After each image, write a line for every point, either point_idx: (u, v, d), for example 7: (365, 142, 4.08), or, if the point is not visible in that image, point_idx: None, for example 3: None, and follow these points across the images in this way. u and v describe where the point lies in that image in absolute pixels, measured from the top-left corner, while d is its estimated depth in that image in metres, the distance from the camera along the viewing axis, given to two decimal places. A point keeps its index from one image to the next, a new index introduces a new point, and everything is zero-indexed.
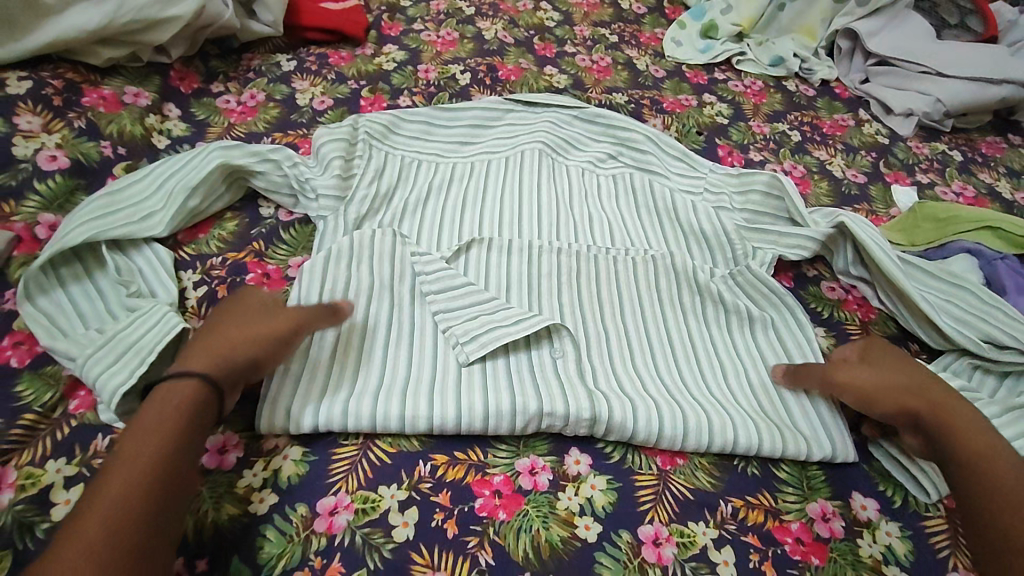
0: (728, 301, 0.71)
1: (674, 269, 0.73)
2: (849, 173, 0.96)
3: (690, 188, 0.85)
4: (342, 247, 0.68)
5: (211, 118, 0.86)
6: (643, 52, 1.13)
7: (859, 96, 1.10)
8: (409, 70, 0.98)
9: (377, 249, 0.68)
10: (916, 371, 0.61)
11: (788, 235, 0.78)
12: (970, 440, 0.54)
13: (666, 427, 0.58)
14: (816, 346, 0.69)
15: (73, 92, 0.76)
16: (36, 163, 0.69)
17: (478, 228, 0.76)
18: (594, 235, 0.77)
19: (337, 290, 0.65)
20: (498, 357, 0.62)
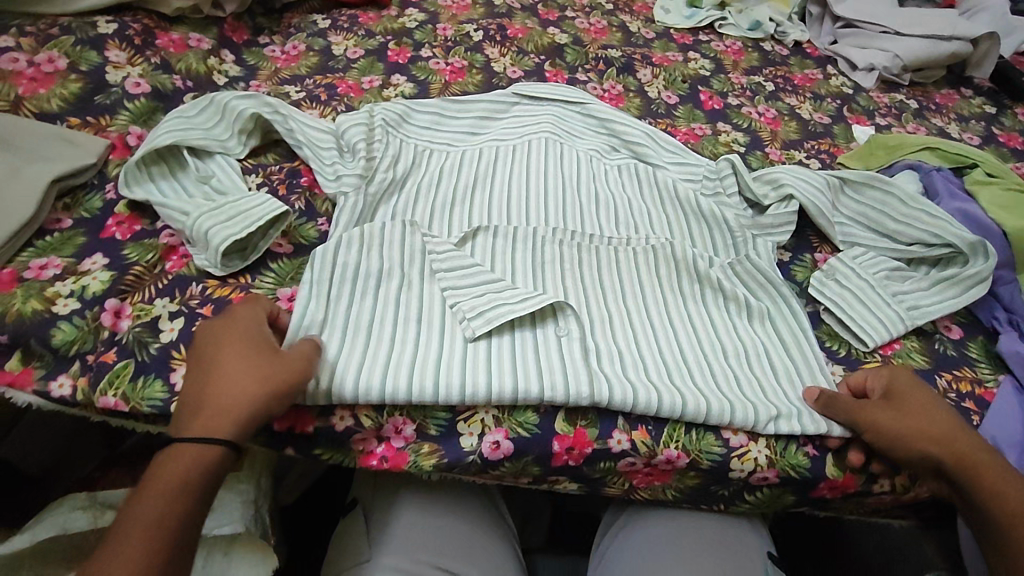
0: (728, 288, 0.75)
1: (674, 258, 0.77)
2: (816, 116, 1.09)
3: (690, 178, 0.89)
4: (356, 233, 0.71)
5: (260, 64, 0.99)
6: (635, 18, 1.27)
7: (828, 55, 1.24)
8: (429, 28, 1.12)
9: (389, 236, 0.71)
10: (936, 407, 0.62)
11: (784, 222, 0.82)
12: (991, 483, 0.59)
13: (665, 405, 0.62)
14: (811, 337, 0.72)
15: (149, 35, 0.90)
16: (124, 88, 0.82)
17: (489, 212, 0.81)
18: (597, 223, 0.82)
19: (349, 270, 0.68)
20: (504, 333, 0.66)
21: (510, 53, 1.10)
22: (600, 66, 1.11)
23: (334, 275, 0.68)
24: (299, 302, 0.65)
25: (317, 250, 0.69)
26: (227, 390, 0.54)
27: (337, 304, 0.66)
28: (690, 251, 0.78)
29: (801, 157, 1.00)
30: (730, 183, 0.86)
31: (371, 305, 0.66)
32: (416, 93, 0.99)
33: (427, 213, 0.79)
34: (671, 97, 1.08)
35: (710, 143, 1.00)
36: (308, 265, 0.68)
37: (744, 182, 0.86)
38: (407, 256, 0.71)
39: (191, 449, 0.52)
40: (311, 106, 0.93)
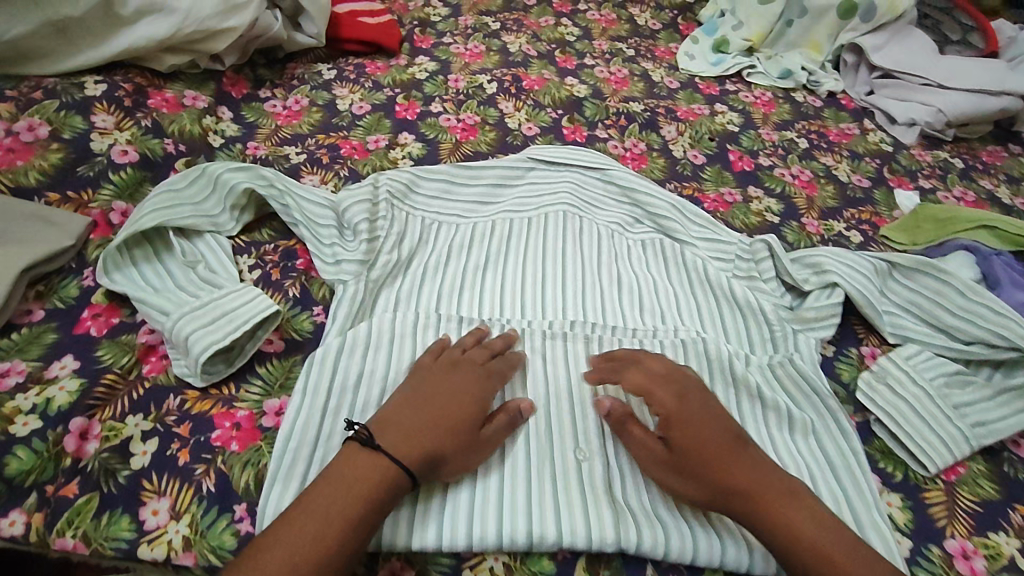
0: (769, 396, 0.67)
1: (705, 358, 0.70)
2: (854, 178, 1.01)
3: (721, 258, 0.82)
4: (360, 332, 0.66)
5: (260, 120, 0.93)
6: (658, 65, 1.20)
7: (865, 107, 1.16)
8: (440, 79, 1.06)
9: (396, 332, 0.67)
10: (716, 438, 0.56)
11: (828, 315, 0.74)
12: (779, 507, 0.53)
13: (699, 549, 0.55)
14: (863, 458, 0.64)
15: (141, 95, 0.84)
16: (110, 157, 0.76)
17: (504, 300, 0.74)
18: (619, 310, 0.75)
19: (351, 377, 0.62)
20: (518, 457, 0.59)
21: (526, 107, 1.03)
22: (621, 121, 1.04)
23: (333, 384, 0.62)
24: (290, 415, 0.59)
25: (316, 352, 0.64)
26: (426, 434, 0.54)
27: (334, 418, 0.59)
28: (724, 348, 0.72)
29: (841, 228, 0.93)
30: (767, 266, 0.79)
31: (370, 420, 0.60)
32: (425, 154, 0.93)
33: (436, 300, 0.72)
34: (698, 156, 1.01)
35: (741, 212, 0.93)
36: (303, 371, 0.62)
37: (782, 266, 0.78)
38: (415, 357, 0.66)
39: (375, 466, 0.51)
40: (311, 171, 0.86)
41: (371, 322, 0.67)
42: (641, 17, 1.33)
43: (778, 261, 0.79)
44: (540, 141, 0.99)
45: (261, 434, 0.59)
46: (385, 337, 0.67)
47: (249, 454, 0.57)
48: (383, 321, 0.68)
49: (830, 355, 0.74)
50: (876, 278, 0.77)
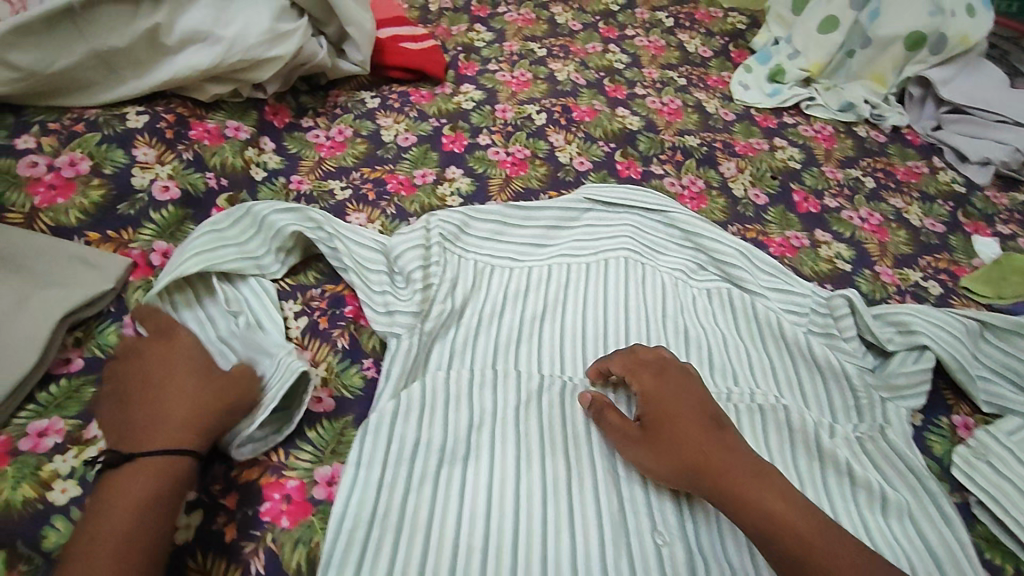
0: (859, 472, 0.62)
1: (786, 428, 0.65)
2: (927, 222, 0.95)
3: (795, 313, 0.76)
4: (414, 392, 0.61)
5: (303, 152, 0.89)
6: (712, 95, 1.15)
7: (932, 142, 1.10)
8: (487, 109, 1.01)
9: (451, 393, 0.62)
10: (688, 415, 0.57)
11: (920, 382, 0.69)
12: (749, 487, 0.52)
13: None
14: (972, 551, 0.58)
15: (182, 126, 0.80)
16: (151, 194, 0.72)
17: (565, 356, 0.69)
18: (689, 368, 0.70)
19: (407, 446, 0.58)
20: (592, 539, 0.54)
21: (577, 140, 0.99)
22: (678, 156, 0.99)
23: (388, 454, 0.57)
24: (342, 491, 0.54)
25: (370, 417, 0.59)
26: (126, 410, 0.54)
27: (391, 493, 0.54)
28: (808, 418, 0.66)
29: (917, 277, 0.87)
30: (848, 324, 0.74)
31: (430, 493, 0.55)
32: (474, 190, 0.88)
33: (493, 356, 0.67)
34: (760, 195, 0.95)
35: (810, 258, 0.87)
36: (356, 441, 0.57)
37: (862, 323, 0.73)
38: (475, 421, 0.61)
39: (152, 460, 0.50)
40: (357, 208, 0.82)
41: (426, 380, 0.63)
42: (691, 44, 1.28)
43: (860, 320, 0.74)
44: (593, 176, 0.93)
45: (313, 507, 0.54)
46: (441, 399, 0.62)
47: (301, 531, 0.53)
48: (439, 380, 0.63)
49: (920, 424, 0.68)
50: (967, 337, 0.72)
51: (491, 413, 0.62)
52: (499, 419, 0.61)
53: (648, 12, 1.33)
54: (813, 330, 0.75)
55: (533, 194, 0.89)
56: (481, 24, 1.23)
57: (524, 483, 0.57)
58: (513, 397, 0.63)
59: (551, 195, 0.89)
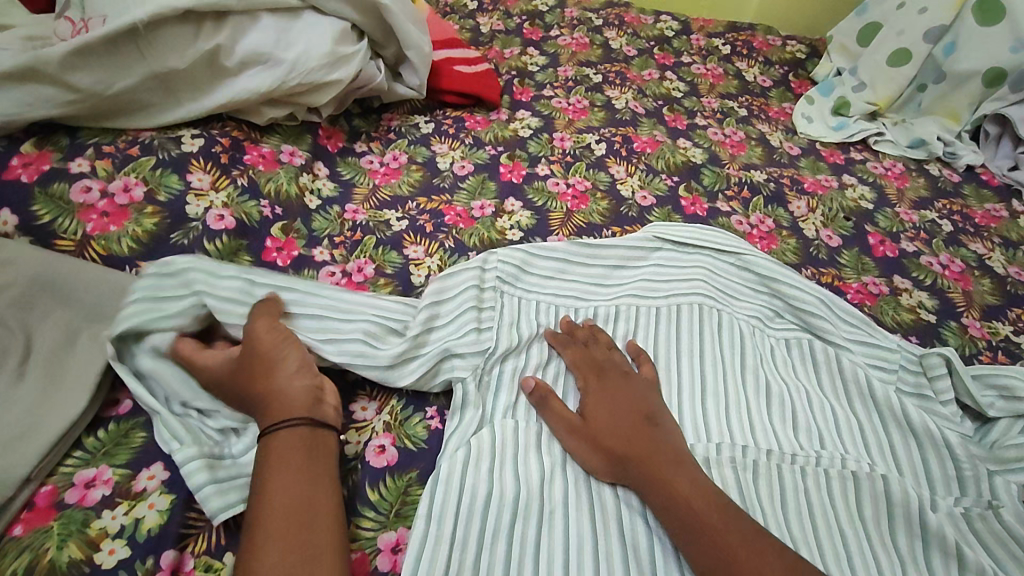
0: (970, 556, 0.54)
1: (881, 494, 0.59)
2: (1011, 270, 0.89)
3: (882, 368, 0.71)
4: (484, 441, 0.57)
5: (357, 178, 0.86)
6: (775, 127, 1.10)
7: (1009, 183, 1.04)
8: (545, 138, 0.98)
9: (522, 442, 0.58)
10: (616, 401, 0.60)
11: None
12: (676, 478, 0.53)
13: None
14: None
15: (238, 150, 0.77)
16: (205, 222, 0.69)
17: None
18: (770, 426, 0.64)
19: (479, 499, 0.54)
20: None
21: (639, 172, 0.94)
22: (744, 193, 0.94)
23: (458, 510, 0.53)
24: (411, 548, 0.50)
25: (440, 465, 0.55)
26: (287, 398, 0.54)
27: (463, 557, 0.50)
28: (910, 489, 0.59)
29: (1007, 331, 0.80)
30: (945, 386, 0.68)
31: (500, 553, 0.51)
32: (535, 224, 0.84)
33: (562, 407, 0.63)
34: (833, 237, 0.90)
35: (892, 307, 0.81)
36: (427, 490, 0.54)
37: (959, 384, 0.68)
38: (547, 477, 0.56)
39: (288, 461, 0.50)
40: (414, 240, 0.78)
41: (496, 425, 0.59)
42: (749, 72, 1.23)
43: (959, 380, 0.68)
44: (657, 212, 0.89)
45: None
46: (511, 453, 0.57)
47: None
48: (508, 428, 0.59)
49: None
50: None
51: (562, 465, 0.57)
52: (572, 476, 0.57)
53: (704, 39, 1.30)
54: (902, 389, 0.69)
55: (595, 230, 0.85)
56: (534, 47, 1.19)
57: (602, 551, 0.52)
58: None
59: (615, 231, 0.85)
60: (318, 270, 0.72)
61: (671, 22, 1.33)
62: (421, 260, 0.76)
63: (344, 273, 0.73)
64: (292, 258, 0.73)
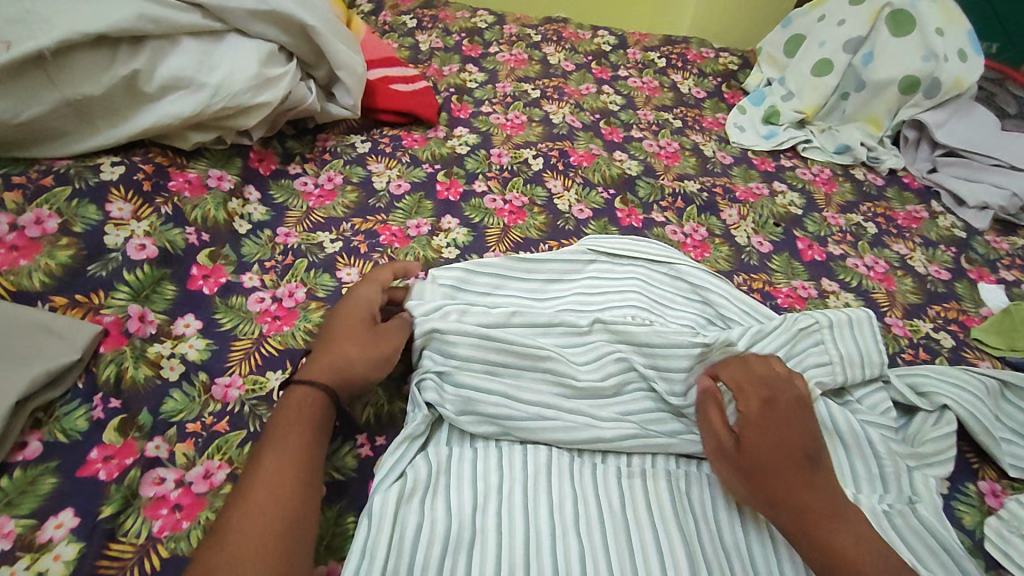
0: None
1: None
2: (931, 269, 0.93)
3: (819, 349, 0.70)
4: (419, 471, 0.57)
5: (290, 201, 0.85)
6: (708, 137, 1.13)
7: (928, 185, 1.09)
8: (482, 154, 0.98)
9: (458, 472, 0.58)
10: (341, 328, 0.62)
11: (945, 448, 0.65)
12: (832, 526, 0.51)
13: None
14: None
15: (162, 177, 0.75)
16: (125, 253, 0.67)
17: (589, 431, 0.61)
18: None
19: (410, 531, 0.52)
20: None
21: (575, 186, 0.96)
22: (678, 203, 0.97)
23: (388, 542, 0.51)
24: None
25: (372, 501, 0.54)
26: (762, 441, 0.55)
27: None
28: None
29: (927, 328, 0.84)
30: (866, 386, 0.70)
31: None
32: (471, 241, 0.84)
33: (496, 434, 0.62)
34: (764, 243, 0.93)
35: (819, 309, 0.84)
36: (361, 525, 0.52)
37: (865, 346, 0.70)
38: (481, 504, 0.56)
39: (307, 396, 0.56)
40: (348, 262, 0.78)
41: (432, 452, 0.59)
42: (684, 85, 1.26)
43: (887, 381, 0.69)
44: (593, 225, 0.90)
45: None
46: (444, 481, 0.57)
47: None
48: (442, 455, 0.59)
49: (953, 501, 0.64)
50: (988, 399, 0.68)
51: (494, 492, 0.57)
52: (509, 500, 0.56)
53: (640, 53, 1.33)
54: (837, 381, 0.68)
55: (532, 244, 0.86)
56: (472, 63, 1.20)
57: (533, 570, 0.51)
58: (521, 475, 0.58)
59: (552, 245, 0.86)
60: (246, 296, 0.71)
61: (608, 36, 1.36)
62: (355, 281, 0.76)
63: (274, 298, 0.72)
64: (220, 285, 0.71)
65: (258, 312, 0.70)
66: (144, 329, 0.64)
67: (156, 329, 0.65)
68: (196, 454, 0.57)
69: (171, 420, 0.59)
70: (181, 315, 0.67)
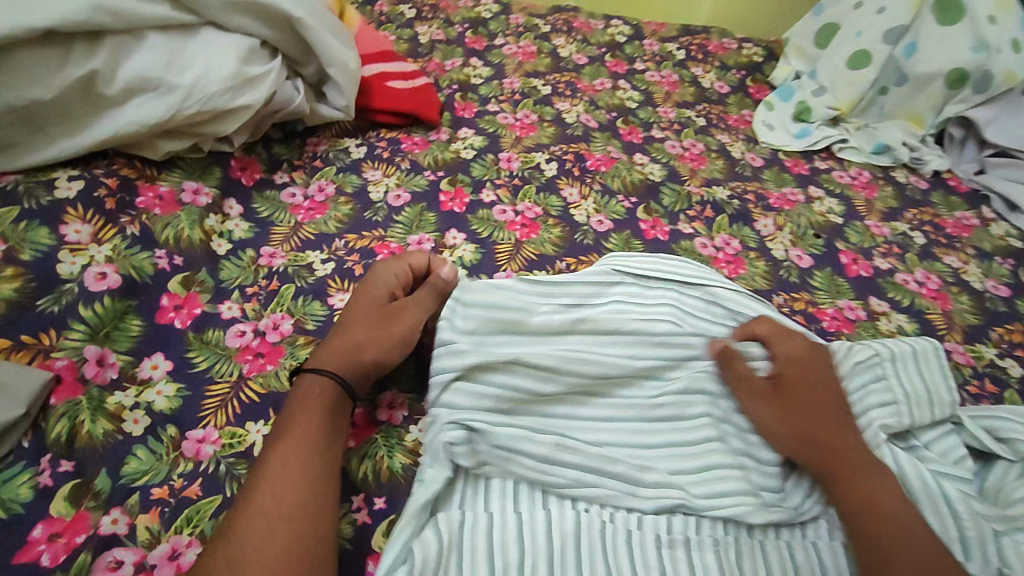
0: None
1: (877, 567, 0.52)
2: (988, 284, 0.84)
3: (882, 386, 0.63)
4: (429, 546, 0.49)
5: (276, 215, 0.75)
6: (735, 137, 1.04)
7: (976, 188, 1.00)
8: (490, 159, 0.89)
9: (471, 547, 0.50)
10: (352, 318, 0.59)
11: None
12: (869, 485, 0.54)
13: None
14: None
15: (128, 192, 0.66)
16: (83, 283, 0.57)
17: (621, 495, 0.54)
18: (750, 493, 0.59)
19: None
20: None
21: (593, 194, 0.86)
22: (707, 212, 0.87)
23: None
24: None
25: None
26: (798, 412, 0.58)
27: None
28: None
29: (991, 354, 0.75)
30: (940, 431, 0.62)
31: None
32: (480, 259, 0.75)
33: (511, 497, 0.54)
34: (803, 257, 0.84)
35: (870, 333, 0.75)
36: None
37: (930, 380, 0.64)
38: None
39: (321, 391, 0.54)
40: (341, 286, 0.69)
41: (441, 520, 0.51)
42: (706, 79, 1.17)
43: (960, 423, 0.63)
44: (615, 239, 0.81)
45: None
46: (453, 558, 0.49)
47: None
48: (453, 523, 0.51)
49: None
50: None
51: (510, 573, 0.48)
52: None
53: (657, 44, 1.23)
54: (903, 424, 0.61)
55: (548, 262, 0.77)
56: (477, 57, 1.11)
57: None
58: (544, 549, 0.51)
59: (570, 262, 0.77)
60: (225, 329, 0.62)
61: (622, 27, 1.26)
62: None
63: (256, 332, 0.63)
64: (194, 317, 0.62)
65: (238, 348, 0.61)
66: (103, 375, 0.55)
67: (118, 373, 0.56)
68: (162, 528, 0.49)
69: (133, 485, 0.50)
70: (148, 355, 0.58)
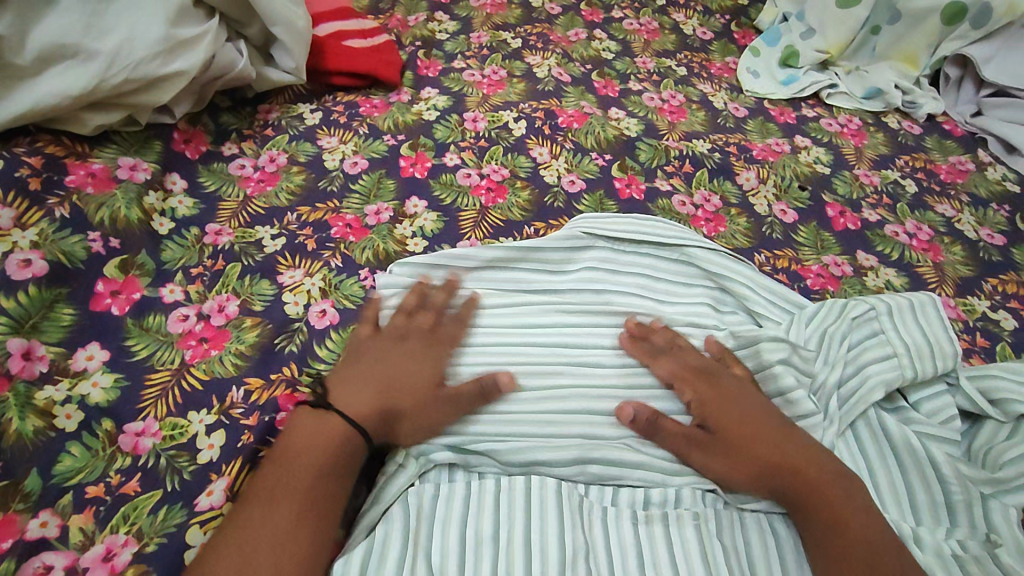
0: None
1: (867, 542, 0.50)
2: (983, 233, 0.80)
3: (879, 341, 0.61)
4: (394, 522, 0.47)
5: (223, 189, 0.71)
6: (717, 86, 0.97)
7: (972, 131, 0.95)
8: (454, 120, 0.83)
9: (440, 519, 0.48)
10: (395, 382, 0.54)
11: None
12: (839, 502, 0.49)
13: None
14: None
15: (56, 170, 0.61)
16: (4, 272, 0.53)
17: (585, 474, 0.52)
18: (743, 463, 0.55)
19: None
20: None
21: (565, 153, 0.81)
22: (686, 167, 0.82)
23: None
24: None
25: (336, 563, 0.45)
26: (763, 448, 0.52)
27: None
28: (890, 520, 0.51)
29: (984, 306, 0.71)
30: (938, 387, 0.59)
31: None
32: (442, 228, 0.71)
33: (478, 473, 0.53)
34: (787, 211, 0.79)
35: (856, 290, 0.71)
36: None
37: (931, 333, 0.61)
38: (467, 558, 0.46)
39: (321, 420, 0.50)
40: (291, 263, 0.65)
41: (411, 499, 0.49)
42: (688, 25, 1.10)
43: (955, 384, 0.59)
44: (587, 200, 0.77)
45: None
46: (421, 532, 0.47)
47: None
48: (424, 500, 0.49)
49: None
50: None
51: (476, 547, 0.47)
52: (504, 552, 0.47)
53: None
54: (905, 380, 0.58)
55: (514, 228, 0.72)
56: (442, 11, 1.03)
57: None
58: (522, 517, 0.49)
59: (538, 227, 0.73)
60: (166, 314, 0.59)
61: None
62: (298, 284, 0.63)
63: (199, 316, 0.59)
64: (133, 302, 0.58)
65: (181, 334, 0.58)
66: (31, 369, 0.51)
67: (49, 366, 0.52)
68: (96, 528, 0.46)
69: (67, 485, 0.47)
70: (83, 346, 0.54)
